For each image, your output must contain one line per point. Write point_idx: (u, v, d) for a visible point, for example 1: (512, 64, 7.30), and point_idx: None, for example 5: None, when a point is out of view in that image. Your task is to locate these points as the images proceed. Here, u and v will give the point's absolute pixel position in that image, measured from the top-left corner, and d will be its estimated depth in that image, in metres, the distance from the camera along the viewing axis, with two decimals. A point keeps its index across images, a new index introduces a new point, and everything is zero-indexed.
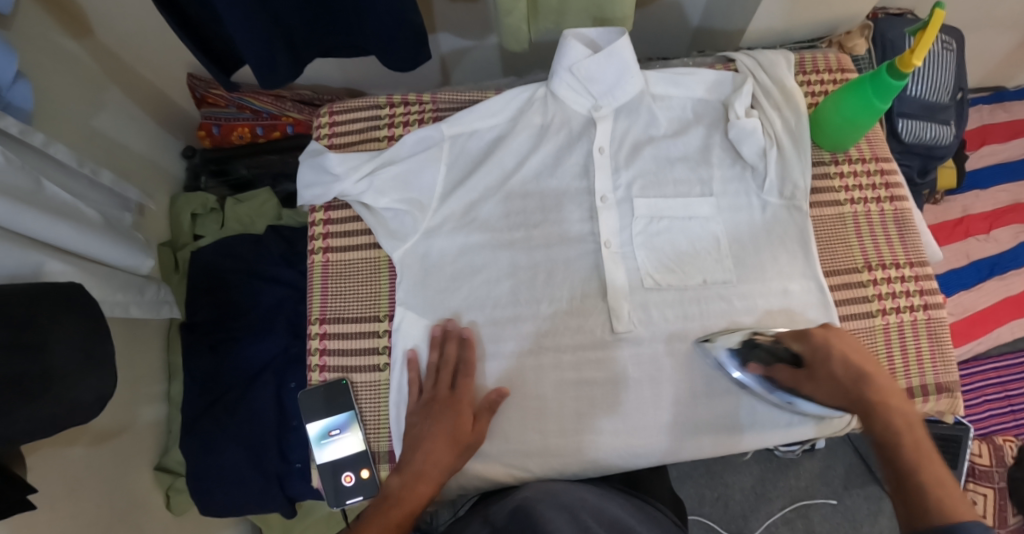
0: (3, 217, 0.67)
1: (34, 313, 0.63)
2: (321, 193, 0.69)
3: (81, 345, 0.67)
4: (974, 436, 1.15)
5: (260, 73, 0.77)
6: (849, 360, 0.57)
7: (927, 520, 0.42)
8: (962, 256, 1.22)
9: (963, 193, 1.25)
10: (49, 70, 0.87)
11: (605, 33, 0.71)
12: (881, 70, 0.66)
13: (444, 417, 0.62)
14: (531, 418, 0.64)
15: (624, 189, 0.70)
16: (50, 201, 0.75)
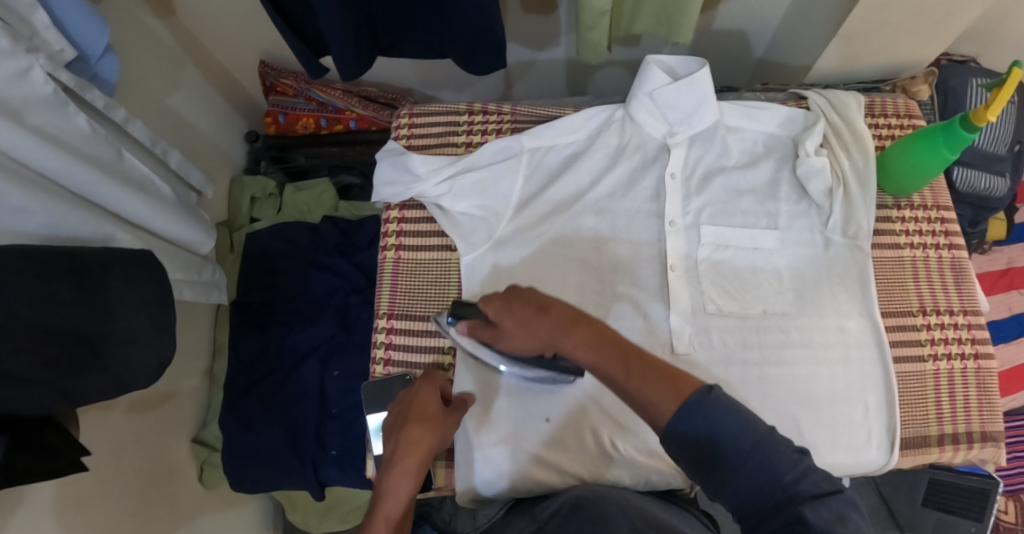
0: (86, 186, 0.70)
1: (106, 276, 0.64)
2: (400, 191, 0.73)
3: (150, 309, 0.69)
4: (1002, 492, 1.18)
5: (340, 59, 0.79)
6: (525, 297, 0.53)
7: (665, 408, 0.41)
8: (1005, 307, 1.23)
9: (1010, 244, 1.26)
10: (135, 48, 0.91)
11: (685, 61, 0.74)
12: (954, 122, 0.68)
13: (411, 424, 0.59)
14: (584, 423, 0.66)
15: (693, 216, 0.73)
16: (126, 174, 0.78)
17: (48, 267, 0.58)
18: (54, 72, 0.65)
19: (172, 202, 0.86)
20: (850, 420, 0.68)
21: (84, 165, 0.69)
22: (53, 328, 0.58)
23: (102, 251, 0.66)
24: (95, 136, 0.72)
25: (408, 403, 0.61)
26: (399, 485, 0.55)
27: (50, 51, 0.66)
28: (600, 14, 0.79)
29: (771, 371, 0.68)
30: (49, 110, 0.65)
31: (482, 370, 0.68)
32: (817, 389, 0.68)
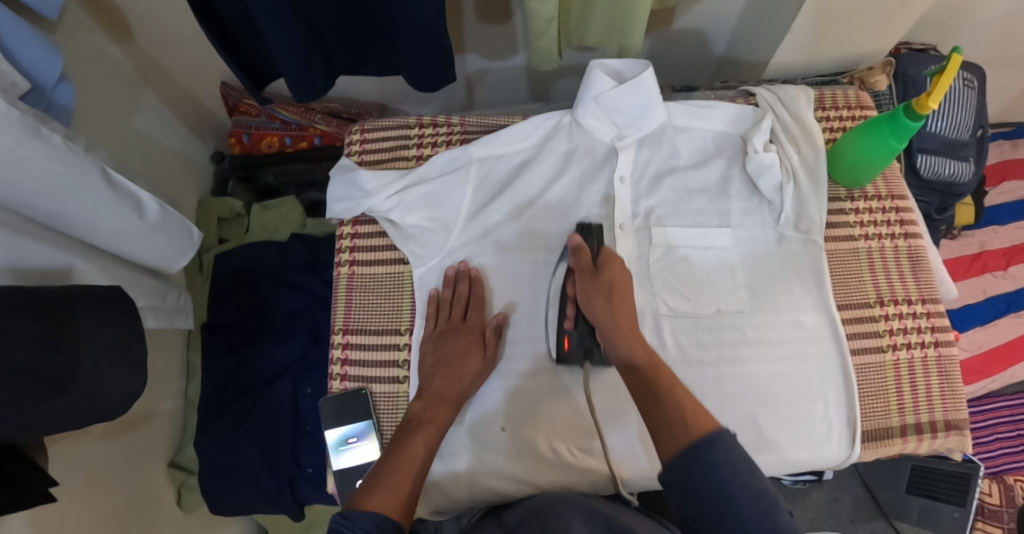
0: (55, 208, 0.71)
1: (75, 312, 0.65)
2: (351, 207, 0.73)
3: (116, 341, 0.68)
4: (985, 475, 1.19)
5: (291, 76, 0.79)
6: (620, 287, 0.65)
7: (683, 429, 0.49)
8: (977, 291, 1.26)
9: (982, 228, 1.30)
10: (93, 75, 0.91)
11: (631, 63, 0.74)
12: (898, 112, 0.68)
13: (457, 344, 0.67)
14: (538, 430, 0.67)
15: (644, 217, 0.73)
16: (116, 193, 0.78)
17: (8, 305, 0.58)
18: (8, 101, 0.64)
19: (153, 222, 0.84)
20: (811, 414, 0.68)
21: (49, 187, 0.68)
22: (12, 366, 0.57)
23: (68, 291, 0.66)
24: (70, 153, 0.70)
25: (455, 342, 0.67)
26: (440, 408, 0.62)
27: (4, 84, 0.66)
28: (547, 21, 0.79)
29: (730, 369, 0.68)
30: (25, 134, 0.64)
31: None
32: (776, 385, 0.68)
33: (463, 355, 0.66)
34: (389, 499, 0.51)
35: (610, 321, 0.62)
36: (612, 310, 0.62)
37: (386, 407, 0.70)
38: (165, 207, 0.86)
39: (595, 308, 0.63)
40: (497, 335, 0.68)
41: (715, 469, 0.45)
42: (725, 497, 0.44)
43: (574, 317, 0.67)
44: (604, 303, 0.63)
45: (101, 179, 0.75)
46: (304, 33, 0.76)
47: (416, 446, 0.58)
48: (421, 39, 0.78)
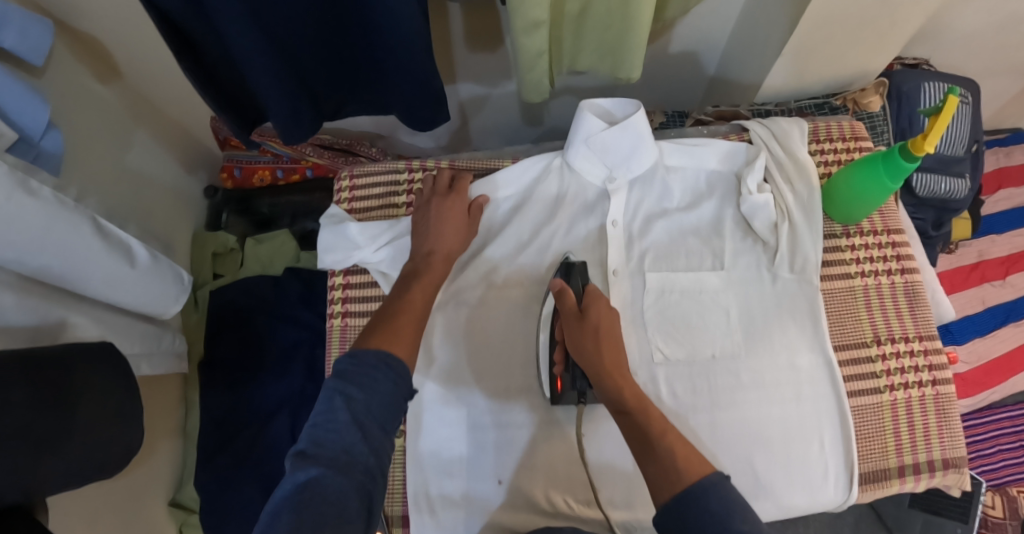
0: (50, 263, 0.70)
1: (68, 372, 0.65)
2: (341, 258, 0.73)
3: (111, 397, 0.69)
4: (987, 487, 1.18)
5: (279, 118, 0.78)
6: (608, 329, 0.61)
7: (678, 478, 0.49)
8: (977, 301, 1.24)
9: (978, 237, 1.29)
10: (82, 115, 0.90)
11: (621, 103, 0.74)
12: (893, 152, 0.67)
13: (443, 208, 0.71)
14: (535, 483, 0.67)
15: (637, 261, 0.73)
16: (107, 243, 0.77)
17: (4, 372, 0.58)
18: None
19: (145, 269, 0.84)
20: (807, 458, 0.67)
21: (41, 246, 0.68)
22: (11, 437, 0.56)
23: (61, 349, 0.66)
24: (61, 208, 0.71)
25: (440, 207, 0.71)
26: (434, 265, 0.67)
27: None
28: (537, 55, 0.77)
29: (726, 416, 0.68)
30: (15, 190, 0.64)
31: (471, 396, 0.70)
32: (772, 429, 0.68)
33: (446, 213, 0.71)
34: (399, 345, 0.55)
35: (597, 367, 0.59)
36: (598, 354, 0.59)
37: None
38: (155, 253, 0.86)
39: (585, 355, 0.60)
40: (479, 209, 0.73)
41: (709, 511, 0.46)
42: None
43: (561, 362, 0.66)
44: (591, 350, 0.60)
45: (92, 231, 0.75)
46: (291, 77, 0.75)
47: (414, 294, 0.63)
48: (412, 80, 0.77)
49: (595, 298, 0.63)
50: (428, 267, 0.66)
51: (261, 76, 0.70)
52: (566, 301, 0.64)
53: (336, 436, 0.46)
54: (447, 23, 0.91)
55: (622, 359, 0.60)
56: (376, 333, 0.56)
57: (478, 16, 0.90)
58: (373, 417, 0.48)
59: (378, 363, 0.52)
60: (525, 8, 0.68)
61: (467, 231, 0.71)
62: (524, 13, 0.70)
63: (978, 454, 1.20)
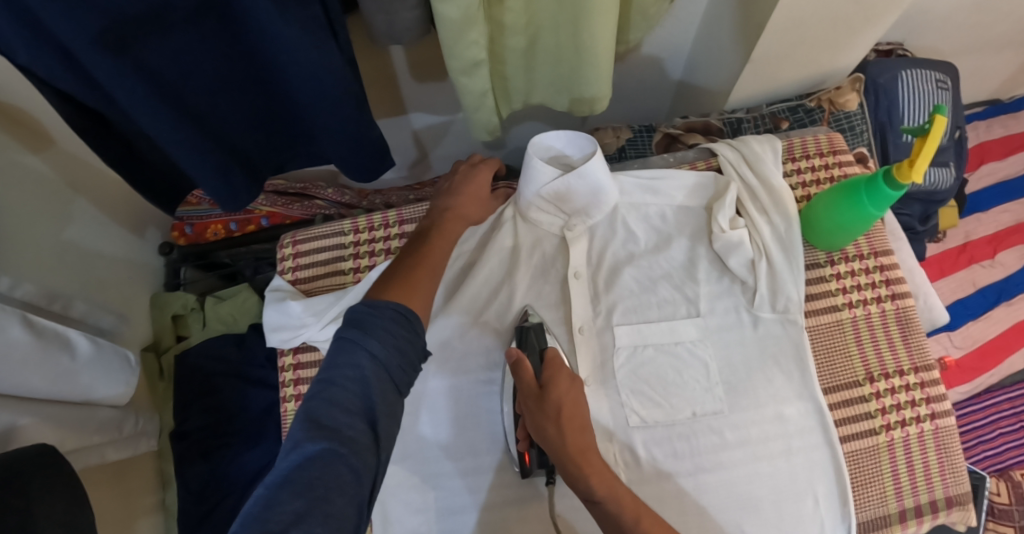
0: None
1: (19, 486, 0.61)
2: (288, 337, 0.68)
3: (61, 516, 0.65)
4: (989, 472, 1.03)
5: (209, 190, 0.71)
6: (577, 401, 0.55)
7: None
8: (966, 285, 1.13)
9: (964, 217, 1.18)
10: (15, 192, 0.84)
11: (573, 140, 0.68)
12: (878, 180, 0.60)
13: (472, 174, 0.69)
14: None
15: (605, 316, 0.68)
16: (42, 338, 0.72)
17: None
18: None
19: (89, 357, 0.80)
20: (801, 515, 0.63)
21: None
22: None
23: (10, 462, 0.62)
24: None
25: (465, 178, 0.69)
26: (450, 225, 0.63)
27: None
28: (481, 96, 0.73)
29: (713, 478, 0.63)
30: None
31: (439, 477, 0.65)
32: (761, 489, 0.63)
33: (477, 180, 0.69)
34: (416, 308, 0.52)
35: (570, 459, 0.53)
36: (562, 439, 0.53)
37: None
38: (97, 340, 0.82)
39: (552, 434, 0.53)
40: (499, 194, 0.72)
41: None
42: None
43: (526, 438, 0.61)
44: (556, 432, 0.53)
45: (22, 329, 0.70)
46: (217, 146, 0.69)
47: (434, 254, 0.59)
48: (348, 135, 0.71)
49: (557, 364, 0.56)
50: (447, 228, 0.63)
51: (177, 151, 0.63)
52: (523, 375, 0.55)
53: (354, 385, 0.42)
54: (388, 58, 0.85)
55: (590, 440, 0.54)
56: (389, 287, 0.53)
57: (420, 50, 0.84)
58: (387, 376, 0.43)
59: (396, 318, 0.46)
60: (460, 49, 0.64)
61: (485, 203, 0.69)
62: (460, 55, 0.66)
63: (979, 441, 1.06)
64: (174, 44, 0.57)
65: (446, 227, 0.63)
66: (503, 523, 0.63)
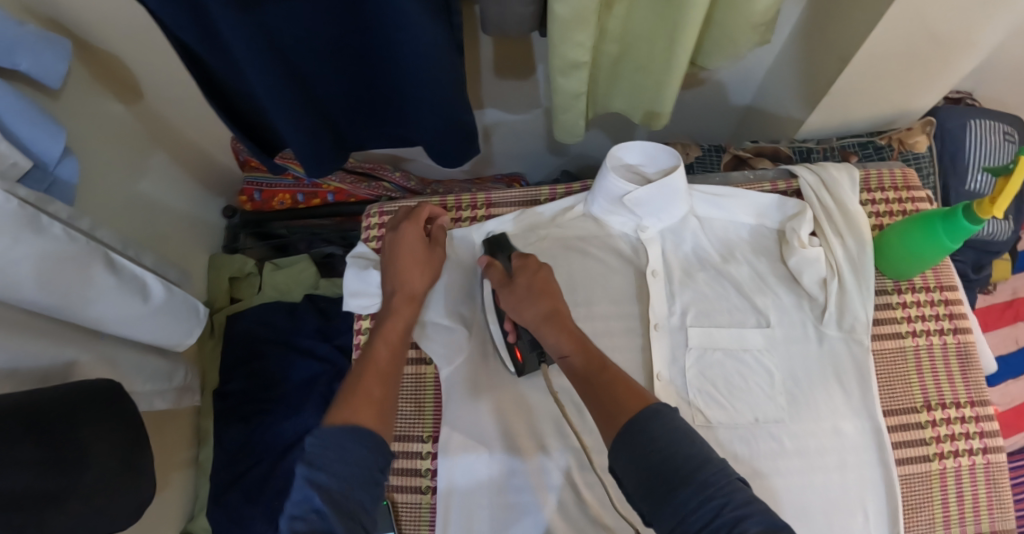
0: (59, 299, 0.66)
1: (75, 424, 0.61)
2: (368, 304, 0.71)
3: (116, 452, 0.65)
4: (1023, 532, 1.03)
5: (300, 154, 0.75)
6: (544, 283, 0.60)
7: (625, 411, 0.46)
8: (1008, 342, 1.14)
9: (1015, 274, 1.19)
10: (95, 138, 0.86)
11: (653, 157, 0.71)
12: (956, 214, 0.62)
13: (403, 233, 0.68)
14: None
15: (678, 317, 0.70)
16: (118, 277, 0.73)
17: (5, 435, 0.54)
18: (12, 191, 0.62)
19: (158, 304, 0.79)
20: (851, 530, 0.64)
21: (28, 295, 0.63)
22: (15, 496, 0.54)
23: (71, 398, 0.62)
24: (71, 244, 0.67)
25: (396, 243, 0.67)
26: (400, 309, 0.62)
27: (4, 165, 0.65)
28: (574, 97, 0.76)
29: (769, 485, 0.65)
30: (22, 229, 0.61)
31: (506, 456, 0.66)
32: (815, 499, 0.65)
33: (407, 238, 0.67)
34: (367, 405, 0.49)
35: (541, 319, 0.57)
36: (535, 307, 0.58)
37: (407, 517, 0.68)
38: (172, 286, 0.81)
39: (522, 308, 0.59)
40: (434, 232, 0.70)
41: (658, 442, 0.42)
42: (665, 492, 0.40)
43: (514, 330, 0.64)
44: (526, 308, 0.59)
45: (102, 267, 0.70)
46: (313, 115, 0.72)
47: (379, 350, 0.57)
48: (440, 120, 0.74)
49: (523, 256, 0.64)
50: (394, 312, 0.62)
51: (279, 112, 0.67)
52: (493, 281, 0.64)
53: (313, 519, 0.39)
54: (478, 51, 0.89)
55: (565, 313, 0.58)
56: (341, 401, 0.50)
57: (511, 47, 0.88)
58: (347, 490, 0.42)
59: (343, 432, 0.45)
60: (565, 48, 0.67)
61: (428, 261, 0.67)
62: (562, 53, 0.68)
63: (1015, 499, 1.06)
64: (292, 13, 0.60)
65: (397, 310, 0.62)
66: (562, 508, 0.63)
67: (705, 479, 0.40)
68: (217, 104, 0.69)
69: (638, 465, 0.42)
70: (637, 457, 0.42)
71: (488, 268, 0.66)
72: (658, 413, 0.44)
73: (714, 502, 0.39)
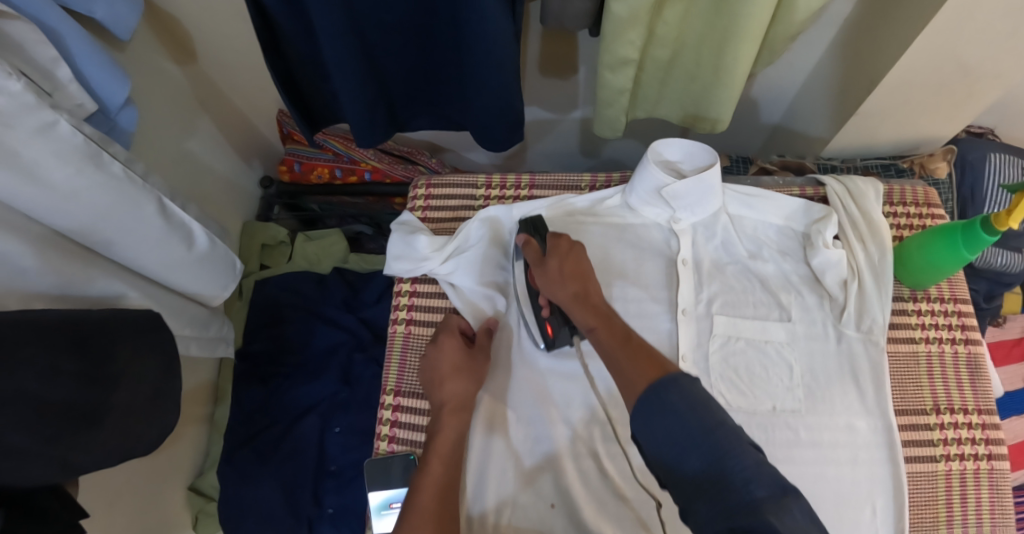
0: (114, 239, 0.69)
1: (113, 347, 0.62)
2: (410, 267, 0.75)
3: (149, 378, 0.67)
4: None
5: (355, 124, 0.79)
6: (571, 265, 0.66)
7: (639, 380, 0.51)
8: (1019, 378, 1.16)
9: None
10: (155, 95, 0.90)
11: (694, 153, 0.74)
12: (974, 226, 0.66)
13: (436, 349, 0.68)
14: (601, 521, 0.63)
15: (704, 305, 0.74)
16: (168, 223, 0.75)
17: (55, 343, 0.55)
18: (76, 125, 0.63)
19: (200, 255, 0.81)
20: (858, 522, 0.66)
21: (80, 226, 0.65)
22: (56, 405, 0.55)
23: (109, 321, 0.63)
24: (130, 184, 0.68)
25: (433, 359, 0.68)
26: (449, 420, 0.64)
27: (71, 106, 0.66)
28: (618, 93, 0.79)
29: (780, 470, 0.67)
30: (87, 163, 0.63)
31: (530, 422, 0.68)
32: (824, 488, 0.67)
33: (444, 348, 0.68)
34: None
35: (570, 298, 0.63)
36: (564, 287, 0.64)
37: None
38: (213, 238, 0.84)
39: (551, 288, 0.65)
40: (486, 333, 0.71)
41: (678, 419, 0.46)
42: (680, 457, 0.45)
43: (549, 305, 0.68)
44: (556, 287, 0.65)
45: (155, 210, 0.72)
46: (374, 84, 0.76)
47: (432, 465, 0.61)
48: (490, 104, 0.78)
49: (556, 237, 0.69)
50: (441, 424, 0.63)
51: (345, 79, 0.70)
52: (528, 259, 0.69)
53: None
54: (527, 47, 0.94)
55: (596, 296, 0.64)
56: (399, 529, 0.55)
57: (559, 47, 0.93)
58: None
59: None
60: (616, 46, 0.71)
61: (468, 364, 0.67)
62: (614, 51, 0.72)
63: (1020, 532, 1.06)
64: None
65: (444, 421, 0.64)
66: (583, 475, 0.66)
67: (728, 460, 0.42)
68: (286, 64, 0.73)
69: (663, 442, 0.46)
70: (661, 441, 0.46)
71: (525, 246, 0.70)
72: (676, 384, 0.47)
73: (723, 466, 0.42)
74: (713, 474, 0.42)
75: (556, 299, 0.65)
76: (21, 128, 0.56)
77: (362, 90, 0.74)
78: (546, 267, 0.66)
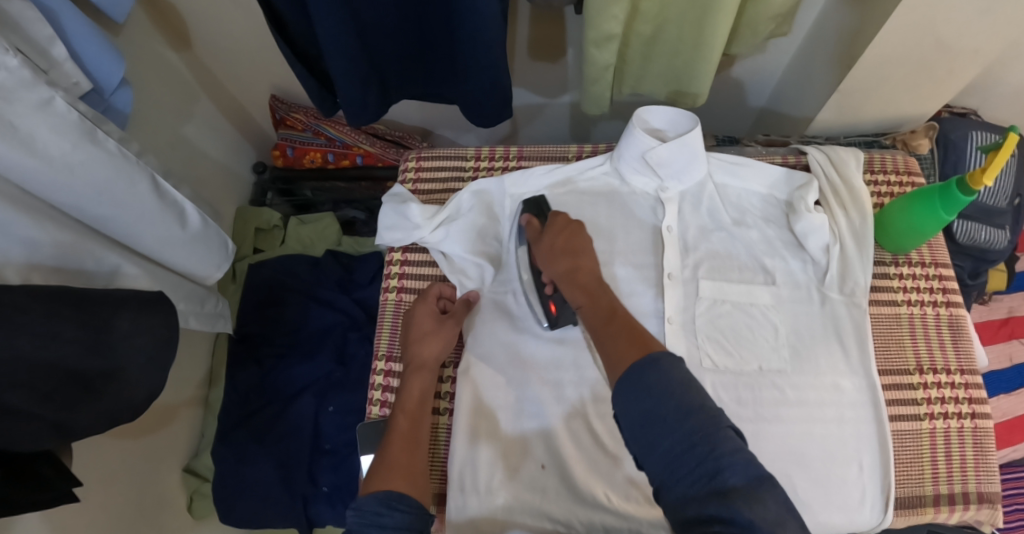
0: (110, 216, 0.70)
1: (114, 317, 0.59)
2: (401, 237, 0.77)
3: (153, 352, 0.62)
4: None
5: (347, 99, 0.80)
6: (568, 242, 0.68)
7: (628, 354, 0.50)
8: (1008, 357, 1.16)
9: None
10: (149, 78, 0.91)
11: (678, 119, 0.76)
12: (950, 187, 0.67)
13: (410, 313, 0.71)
14: (591, 479, 0.64)
15: (690, 269, 0.75)
16: (162, 201, 0.75)
17: (59, 304, 0.54)
18: (70, 101, 0.63)
19: (194, 234, 0.82)
20: (845, 478, 0.67)
21: (77, 201, 0.65)
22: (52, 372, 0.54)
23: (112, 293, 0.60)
24: (123, 160, 0.69)
25: (408, 324, 0.71)
26: (414, 377, 0.67)
27: (66, 84, 0.65)
28: (603, 69, 0.80)
29: (768, 429, 0.68)
30: (82, 137, 0.63)
31: (519, 383, 0.69)
32: (812, 447, 0.68)
33: (417, 315, 0.71)
34: (395, 478, 0.55)
35: (563, 274, 0.65)
36: (560, 262, 0.66)
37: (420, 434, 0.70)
38: (206, 217, 0.85)
39: (547, 266, 0.67)
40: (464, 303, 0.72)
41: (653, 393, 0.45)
42: (658, 435, 0.43)
43: (552, 285, 0.68)
44: (554, 262, 0.67)
45: (149, 188, 0.73)
46: (366, 60, 0.78)
47: (400, 421, 0.64)
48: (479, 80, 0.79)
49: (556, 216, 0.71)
50: (408, 382, 0.67)
51: (337, 53, 0.71)
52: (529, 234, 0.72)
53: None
54: (516, 29, 0.96)
55: (585, 272, 0.65)
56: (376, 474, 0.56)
57: (547, 29, 0.95)
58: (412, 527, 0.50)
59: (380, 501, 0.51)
60: (600, 22, 0.72)
61: (438, 329, 0.70)
62: (598, 29, 0.73)
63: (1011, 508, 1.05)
64: None
65: (413, 377, 0.67)
66: (573, 435, 0.66)
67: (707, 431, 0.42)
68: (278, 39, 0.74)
69: (642, 423, 0.44)
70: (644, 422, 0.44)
71: (527, 225, 0.73)
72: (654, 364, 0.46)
73: (700, 449, 0.41)
74: (691, 456, 0.41)
75: (552, 278, 0.67)
76: (19, 102, 0.57)
77: (353, 63, 0.75)
78: (545, 245, 0.69)
